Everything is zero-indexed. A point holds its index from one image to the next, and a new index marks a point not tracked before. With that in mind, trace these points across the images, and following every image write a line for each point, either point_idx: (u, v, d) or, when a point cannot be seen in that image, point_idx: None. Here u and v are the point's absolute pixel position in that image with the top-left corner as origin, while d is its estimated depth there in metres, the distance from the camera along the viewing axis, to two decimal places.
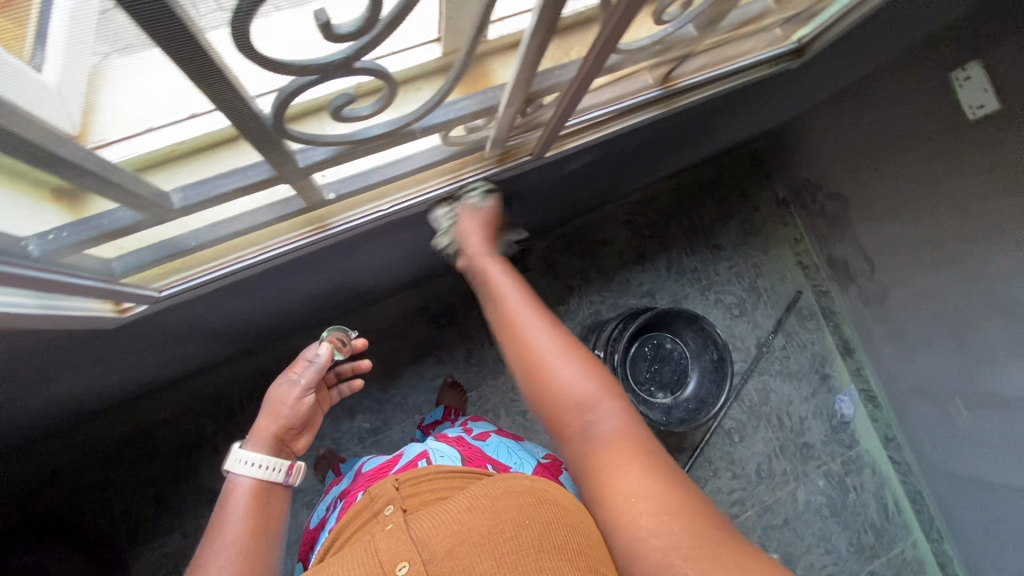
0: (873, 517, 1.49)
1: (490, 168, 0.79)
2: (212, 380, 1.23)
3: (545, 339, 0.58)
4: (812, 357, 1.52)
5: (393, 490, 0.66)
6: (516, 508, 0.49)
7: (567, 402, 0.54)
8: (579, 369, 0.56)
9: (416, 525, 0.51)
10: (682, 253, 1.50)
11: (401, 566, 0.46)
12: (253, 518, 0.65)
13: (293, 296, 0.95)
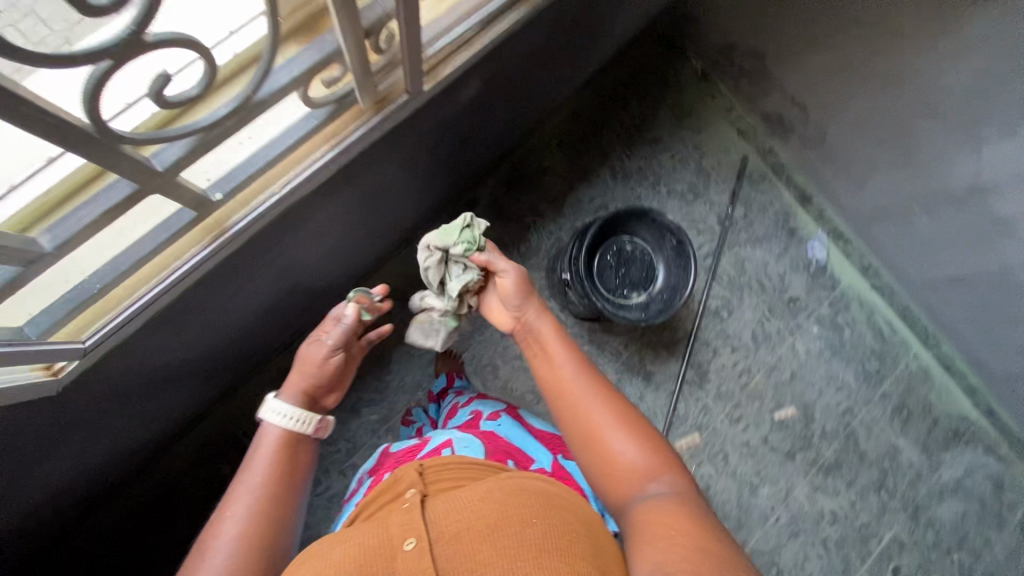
0: (872, 343, 1.54)
1: (371, 120, 0.77)
2: (214, 423, 1.22)
3: (603, 414, 0.80)
4: (774, 216, 1.53)
5: (416, 474, 0.74)
6: (524, 506, 0.61)
7: (627, 467, 0.76)
8: (633, 447, 0.77)
9: (434, 509, 0.62)
10: (622, 156, 1.49)
11: (409, 543, 0.58)
12: (280, 466, 0.84)
13: (237, 316, 0.95)
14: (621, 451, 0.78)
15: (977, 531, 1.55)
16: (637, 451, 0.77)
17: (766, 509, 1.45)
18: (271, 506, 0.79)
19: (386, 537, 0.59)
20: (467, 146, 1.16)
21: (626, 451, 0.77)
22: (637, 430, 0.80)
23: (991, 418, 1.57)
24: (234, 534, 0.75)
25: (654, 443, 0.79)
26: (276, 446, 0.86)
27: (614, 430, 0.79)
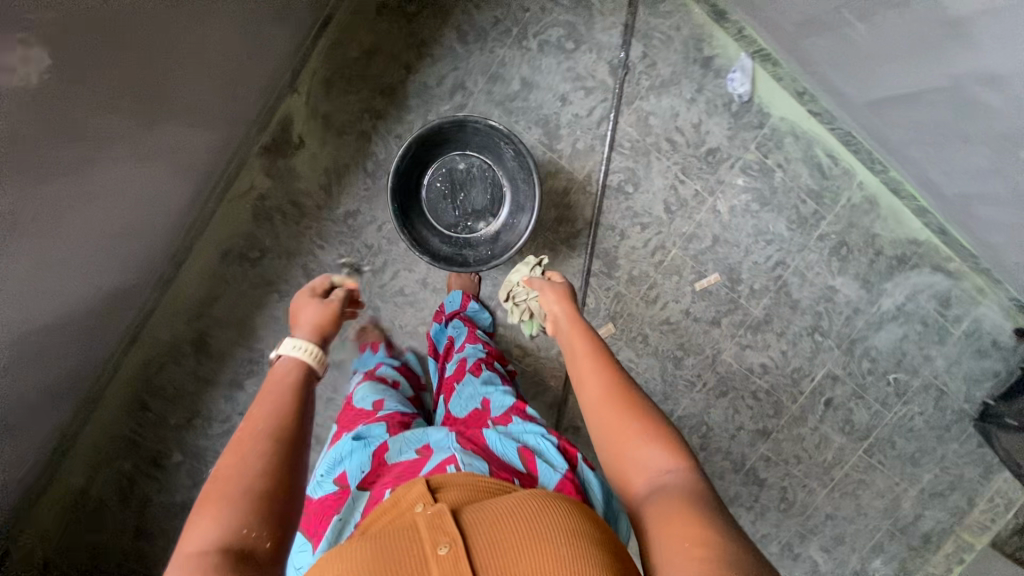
0: (809, 182, 1.32)
1: None
2: (95, 429, 1.17)
3: (618, 406, 0.74)
4: (681, 47, 1.20)
5: (422, 484, 0.61)
6: (557, 525, 0.53)
7: (643, 457, 0.69)
8: (648, 442, 0.70)
9: (466, 518, 0.55)
10: (468, 9, 1.13)
11: (443, 548, 0.51)
12: (284, 390, 0.66)
13: (43, 377, 0.84)
14: (637, 441, 0.70)
15: (913, 349, 1.52)
16: (654, 448, 0.69)
17: (692, 378, 1.42)
18: (291, 423, 0.61)
19: (414, 543, 0.52)
20: (214, 60, 0.85)
21: (641, 447, 0.69)
22: (659, 428, 0.71)
23: (942, 236, 1.42)
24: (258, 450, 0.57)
25: (672, 436, 0.71)
26: (293, 374, 0.68)
27: (630, 423, 0.72)
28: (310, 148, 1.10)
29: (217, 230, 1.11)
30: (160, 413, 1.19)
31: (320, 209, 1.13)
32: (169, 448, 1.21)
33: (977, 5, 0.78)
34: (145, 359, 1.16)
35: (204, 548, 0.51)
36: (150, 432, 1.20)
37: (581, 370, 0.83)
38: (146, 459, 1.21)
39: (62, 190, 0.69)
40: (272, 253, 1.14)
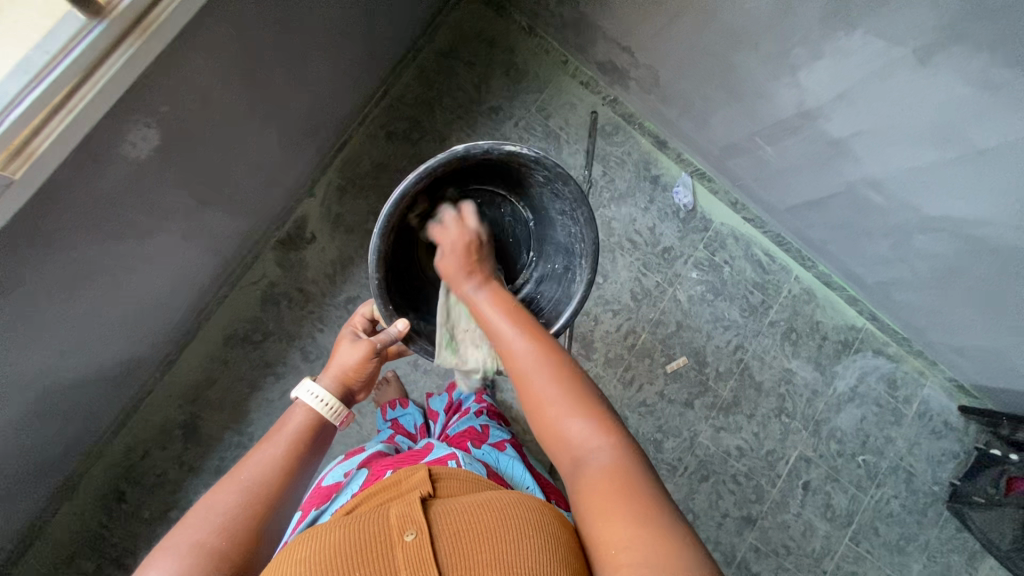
0: (753, 275, 1.53)
1: None
2: (63, 521, 1.11)
3: (539, 375, 0.65)
4: (635, 168, 1.45)
5: (422, 472, 0.64)
6: (523, 515, 0.55)
7: (563, 437, 0.61)
8: (569, 406, 0.62)
9: (438, 509, 0.56)
10: (461, 136, 1.35)
11: (409, 534, 0.52)
12: (299, 443, 0.71)
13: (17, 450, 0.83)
14: (557, 416, 0.62)
15: (874, 430, 1.61)
16: (580, 418, 0.61)
17: (673, 461, 1.46)
18: (274, 473, 0.67)
19: (385, 526, 0.54)
20: (261, 168, 0.96)
21: (567, 421, 0.61)
22: (582, 393, 0.64)
23: (875, 322, 1.61)
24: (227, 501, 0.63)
25: (601, 406, 0.63)
26: (305, 424, 0.73)
27: (548, 390, 0.64)
28: (320, 243, 1.25)
29: (224, 314, 1.20)
30: (134, 504, 1.14)
31: (324, 295, 1.24)
32: (137, 544, 1.13)
33: (847, 131, 1.04)
34: (133, 443, 1.15)
35: None
36: (119, 525, 1.13)
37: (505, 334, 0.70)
38: (110, 559, 1.12)
39: (102, 254, 0.74)
40: (274, 335, 1.22)
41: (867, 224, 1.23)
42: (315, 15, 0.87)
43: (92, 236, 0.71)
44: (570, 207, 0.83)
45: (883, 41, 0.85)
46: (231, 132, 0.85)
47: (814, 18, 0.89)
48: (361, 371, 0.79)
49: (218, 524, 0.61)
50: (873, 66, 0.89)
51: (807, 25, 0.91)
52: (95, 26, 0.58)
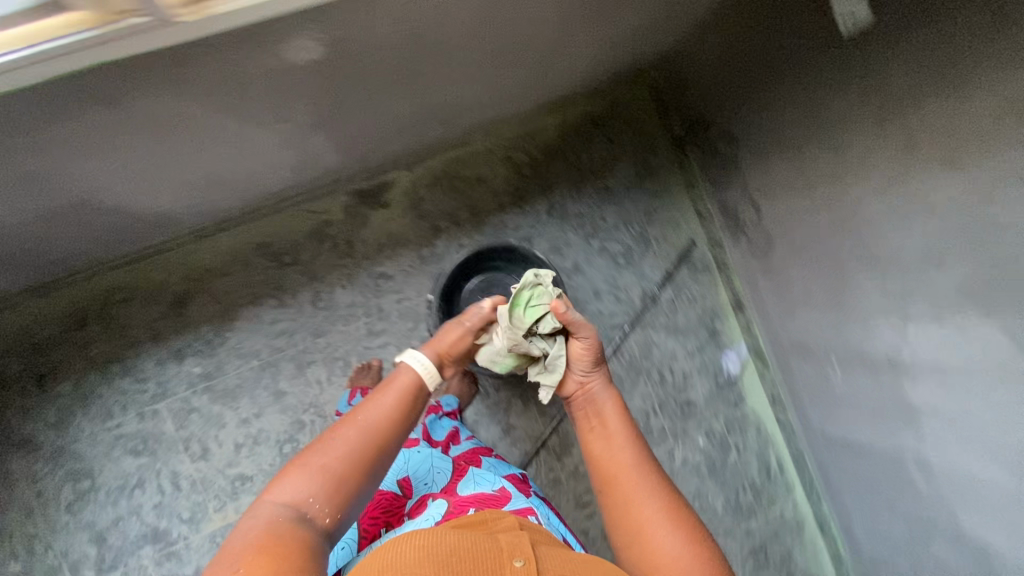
0: (754, 475, 1.43)
1: (83, 33, 0.49)
2: (19, 314, 1.11)
3: (647, 500, 0.76)
4: (702, 313, 1.41)
5: (512, 520, 0.67)
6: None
7: (672, 562, 0.70)
8: (678, 541, 0.72)
9: (541, 549, 0.60)
10: (565, 195, 1.35)
11: (518, 561, 0.55)
12: (406, 397, 0.81)
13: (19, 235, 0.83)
14: (664, 542, 0.72)
15: None
16: (682, 538, 0.72)
17: None
18: (383, 427, 0.76)
19: (493, 547, 0.58)
20: (381, 123, 0.98)
21: (669, 541, 0.72)
22: (682, 515, 0.75)
23: None
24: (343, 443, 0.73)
25: (696, 526, 0.75)
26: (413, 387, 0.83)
27: (663, 523, 0.74)
28: (389, 212, 1.27)
29: (271, 223, 1.21)
30: (84, 338, 1.13)
31: (365, 259, 1.25)
32: (62, 375, 1.12)
33: (926, 404, 0.97)
34: (119, 285, 1.14)
35: (287, 499, 0.67)
36: (59, 350, 1.12)
37: (614, 457, 0.81)
38: (36, 371, 1.11)
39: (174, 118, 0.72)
40: (301, 267, 1.22)
41: (895, 497, 1.13)
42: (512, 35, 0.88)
43: (198, 101, 0.71)
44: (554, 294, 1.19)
45: (1015, 347, 0.78)
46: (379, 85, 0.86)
47: (953, 285, 0.85)
48: (458, 344, 0.91)
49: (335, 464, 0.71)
50: (990, 364, 0.83)
51: (943, 287, 0.87)
52: None
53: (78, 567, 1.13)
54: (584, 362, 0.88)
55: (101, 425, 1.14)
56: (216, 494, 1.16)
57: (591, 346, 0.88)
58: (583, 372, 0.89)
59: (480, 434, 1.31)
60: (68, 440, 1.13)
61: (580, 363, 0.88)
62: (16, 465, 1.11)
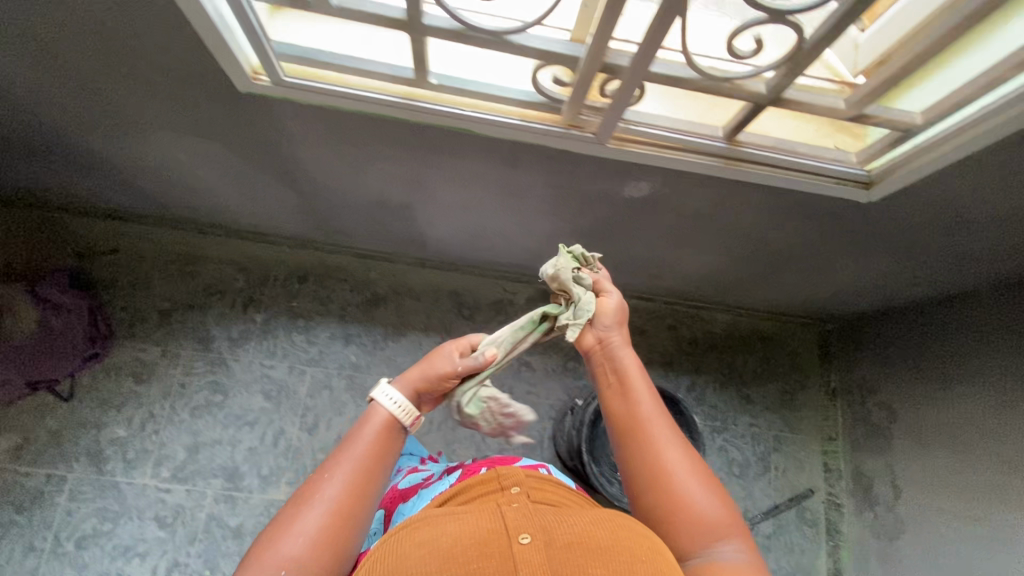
0: None
1: (553, 127, 0.69)
2: (267, 249, 1.36)
3: (675, 461, 0.71)
4: (794, 567, 1.33)
5: (522, 474, 0.67)
6: (633, 541, 0.54)
7: (697, 520, 0.68)
8: (711, 496, 0.70)
9: (546, 518, 0.55)
10: (709, 384, 1.43)
11: (524, 538, 0.51)
12: (374, 445, 0.71)
13: (339, 209, 1.08)
14: (696, 500, 0.69)
15: None
16: (704, 498, 0.70)
17: None
18: (353, 479, 0.68)
19: (497, 523, 0.53)
20: (612, 257, 1.17)
21: (699, 499, 0.69)
22: (708, 478, 0.71)
23: None
24: (326, 502, 0.66)
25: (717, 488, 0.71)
26: (380, 430, 0.72)
27: (687, 480, 0.70)
28: None
29: (470, 281, 1.42)
30: (297, 290, 1.35)
31: (521, 345, 1.40)
32: (264, 308, 1.33)
33: None
34: (344, 267, 1.38)
35: None
36: (274, 287, 1.34)
37: (620, 409, 0.76)
38: (249, 293, 1.33)
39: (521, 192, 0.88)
40: (472, 324, 1.39)
41: None
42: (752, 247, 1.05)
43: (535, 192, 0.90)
44: None
45: None
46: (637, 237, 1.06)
47: None
48: (430, 382, 0.76)
49: (316, 528, 0.64)
50: None
51: None
52: (720, 140, 0.69)
53: (161, 462, 1.21)
54: (426, 373, 0.76)
55: (260, 359, 1.30)
56: (299, 468, 1.23)
57: (620, 321, 0.81)
58: (445, 381, 0.77)
59: None
60: (232, 356, 1.30)
61: (430, 367, 0.76)
62: (183, 355, 1.28)
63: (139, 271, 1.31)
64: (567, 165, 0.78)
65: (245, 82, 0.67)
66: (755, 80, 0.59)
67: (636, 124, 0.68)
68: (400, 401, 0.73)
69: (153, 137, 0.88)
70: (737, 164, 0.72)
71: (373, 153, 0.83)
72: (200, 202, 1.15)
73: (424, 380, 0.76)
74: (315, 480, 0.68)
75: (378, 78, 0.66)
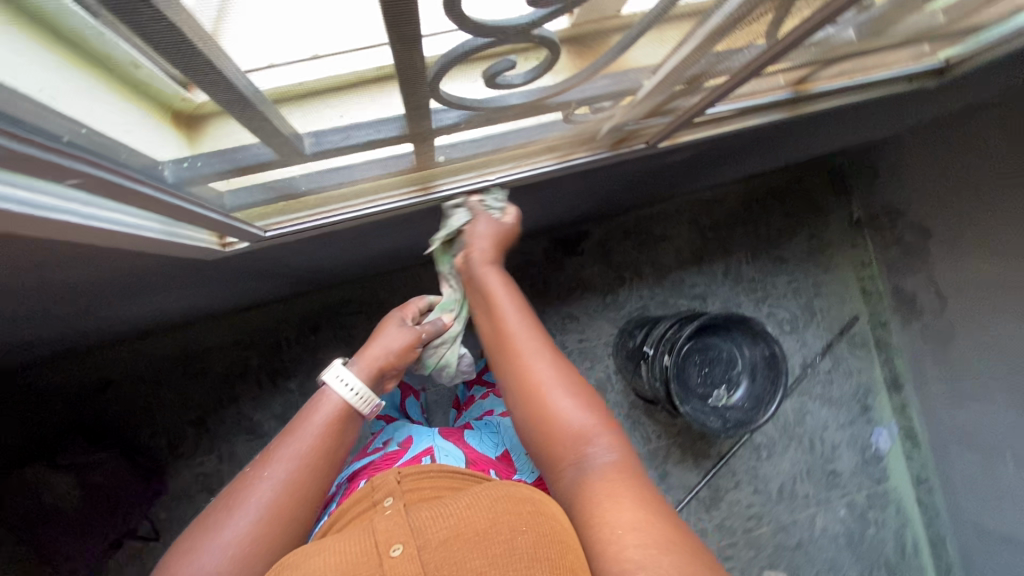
0: (890, 552, 1.43)
1: (600, 153, 0.61)
2: (264, 316, 1.23)
3: (546, 366, 0.61)
4: (856, 386, 1.46)
5: (394, 482, 0.60)
6: (515, 514, 0.45)
7: (566, 431, 0.58)
8: (574, 403, 0.59)
9: (419, 512, 0.46)
10: (742, 260, 1.42)
11: (396, 549, 0.42)
12: (319, 442, 0.64)
13: (338, 271, 0.95)
14: (566, 409, 0.59)
15: None
16: (583, 406, 0.59)
17: None
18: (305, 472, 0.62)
19: (361, 548, 0.44)
20: (631, 194, 1.06)
21: (573, 409, 0.59)
22: (587, 391, 0.61)
23: None
24: (265, 497, 0.59)
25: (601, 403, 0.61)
26: (328, 420, 0.65)
27: (562, 386, 0.60)
28: (583, 260, 1.37)
29: None
30: (317, 342, 1.25)
31: (556, 300, 1.35)
32: (293, 374, 1.24)
33: None
34: (352, 301, 1.26)
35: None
36: (292, 350, 1.24)
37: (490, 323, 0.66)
38: (269, 365, 1.24)
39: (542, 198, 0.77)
40: None
41: None
42: (777, 142, 0.96)
43: (558, 192, 0.78)
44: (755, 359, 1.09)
45: None
46: (663, 175, 0.96)
47: None
48: (398, 357, 0.73)
49: (254, 524, 0.57)
50: None
51: None
52: (785, 94, 0.58)
53: None
54: (388, 353, 0.72)
55: None
56: None
57: (490, 240, 0.67)
58: (406, 355, 0.73)
59: None
60: None
61: (388, 343, 0.72)
62: (238, 451, 1.22)
63: (145, 390, 1.20)
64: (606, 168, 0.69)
65: (217, 252, 0.55)
66: (847, 31, 0.45)
67: (700, 120, 0.58)
68: (360, 389, 0.68)
69: (110, 307, 0.73)
70: (802, 107, 0.62)
71: (374, 235, 0.69)
72: (177, 315, 1.01)
73: (388, 359, 0.72)
74: (250, 476, 0.61)
75: (371, 177, 0.51)
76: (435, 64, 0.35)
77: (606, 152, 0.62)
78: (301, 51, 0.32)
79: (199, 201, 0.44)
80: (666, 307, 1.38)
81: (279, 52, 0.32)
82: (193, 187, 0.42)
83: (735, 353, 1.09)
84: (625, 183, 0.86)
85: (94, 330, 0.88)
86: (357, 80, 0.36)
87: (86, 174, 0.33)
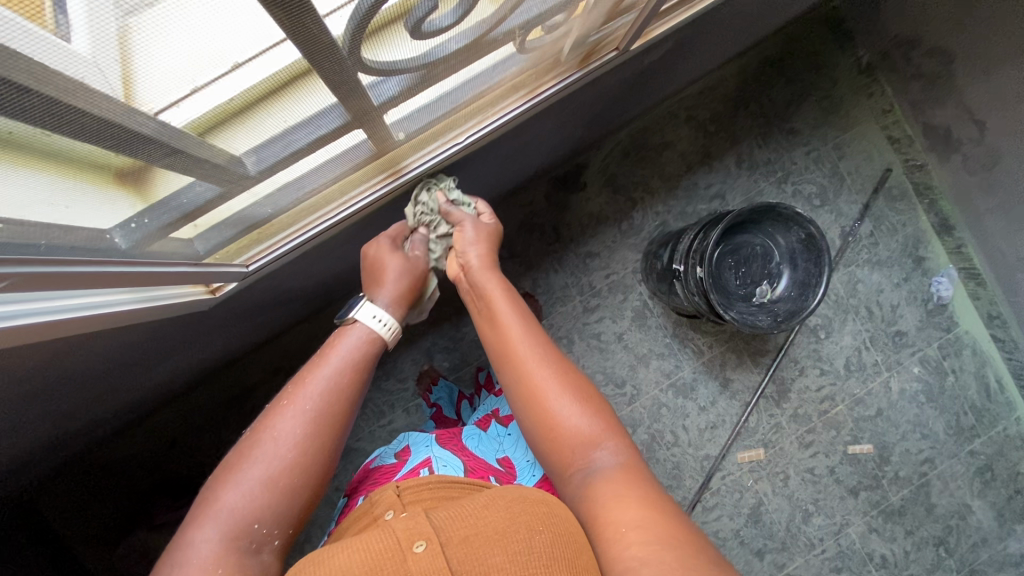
0: (974, 397, 1.39)
1: (571, 76, 0.60)
2: (298, 337, 1.25)
3: (545, 371, 0.65)
4: (904, 240, 1.37)
5: (393, 497, 0.61)
6: (530, 514, 0.51)
7: (574, 436, 0.62)
8: (578, 411, 0.63)
9: (440, 517, 0.51)
10: (752, 145, 1.33)
11: (419, 545, 0.46)
12: (330, 394, 0.64)
13: (345, 277, 0.94)
14: (569, 415, 0.63)
15: None
16: (589, 411, 0.63)
17: (814, 539, 1.33)
18: (319, 430, 0.62)
19: (386, 547, 0.47)
20: (619, 110, 0.99)
21: (577, 417, 0.63)
22: (590, 396, 0.65)
23: None
24: (281, 454, 0.59)
25: (604, 407, 0.65)
26: (339, 369, 0.66)
27: (563, 391, 0.64)
28: (588, 193, 1.31)
29: None
30: None
31: (572, 241, 1.31)
32: None
33: None
34: None
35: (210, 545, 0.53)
36: None
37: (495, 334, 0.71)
38: None
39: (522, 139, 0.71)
40: (518, 258, 1.29)
41: None
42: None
43: (538, 129, 0.73)
44: (787, 245, 1.03)
45: None
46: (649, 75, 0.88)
47: None
48: (416, 289, 0.78)
49: (266, 486, 0.57)
50: None
51: None
52: None
53: None
54: (405, 284, 0.76)
55: (376, 424, 1.27)
56: None
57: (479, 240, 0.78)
58: (421, 282, 0.78)
59: (700, 390, 1.34)
60: (352, 439, 1.25)
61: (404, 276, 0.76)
62: None
63: (209, 438, 1.24)
64: (581, 85, 0.63)
65: (210, 300, 0.58)
66: None
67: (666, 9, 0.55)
68: (388, 320, 0.72)
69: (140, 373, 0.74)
70: None
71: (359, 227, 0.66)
72: (215, 361, 1.02)
73: (408, 290, 0.76)
74: (257, 438, 0.60)
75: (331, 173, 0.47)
76: (344, 29, 0.33)
77: (579, 73, 0.60)
78: (220, 63, 0.30)
79: (162, 255, 0.46)
80: (686, 217, 1.32)
81: (201, 70, 0.30)
82: (153, 246, 0.45)
83: (768, 246, 1.05)
84: (606, 98, 0.79)
85: (143, 396, 0.90)
86: (273, 86, 0.34)
87: (19, 274, 0.32)
